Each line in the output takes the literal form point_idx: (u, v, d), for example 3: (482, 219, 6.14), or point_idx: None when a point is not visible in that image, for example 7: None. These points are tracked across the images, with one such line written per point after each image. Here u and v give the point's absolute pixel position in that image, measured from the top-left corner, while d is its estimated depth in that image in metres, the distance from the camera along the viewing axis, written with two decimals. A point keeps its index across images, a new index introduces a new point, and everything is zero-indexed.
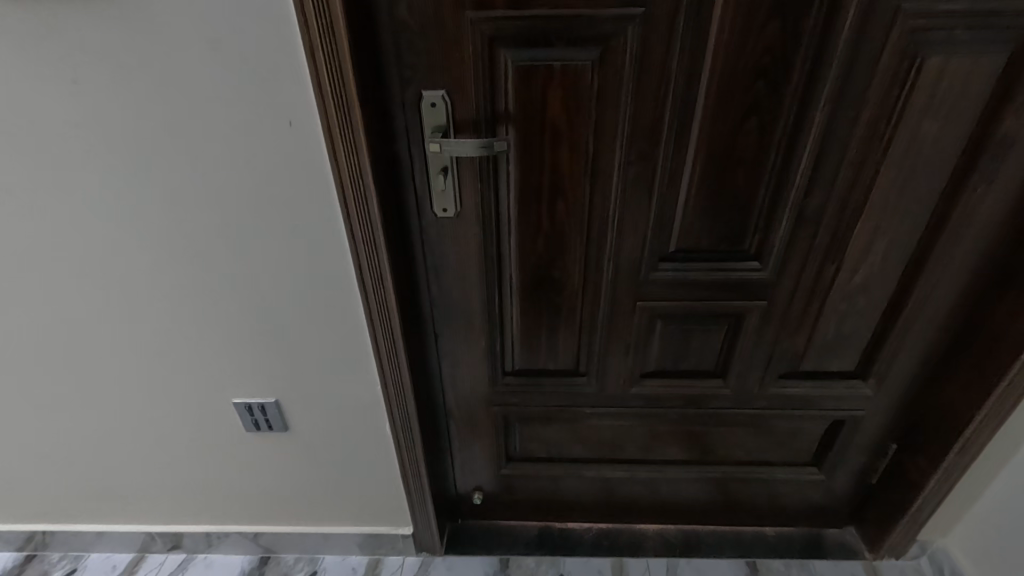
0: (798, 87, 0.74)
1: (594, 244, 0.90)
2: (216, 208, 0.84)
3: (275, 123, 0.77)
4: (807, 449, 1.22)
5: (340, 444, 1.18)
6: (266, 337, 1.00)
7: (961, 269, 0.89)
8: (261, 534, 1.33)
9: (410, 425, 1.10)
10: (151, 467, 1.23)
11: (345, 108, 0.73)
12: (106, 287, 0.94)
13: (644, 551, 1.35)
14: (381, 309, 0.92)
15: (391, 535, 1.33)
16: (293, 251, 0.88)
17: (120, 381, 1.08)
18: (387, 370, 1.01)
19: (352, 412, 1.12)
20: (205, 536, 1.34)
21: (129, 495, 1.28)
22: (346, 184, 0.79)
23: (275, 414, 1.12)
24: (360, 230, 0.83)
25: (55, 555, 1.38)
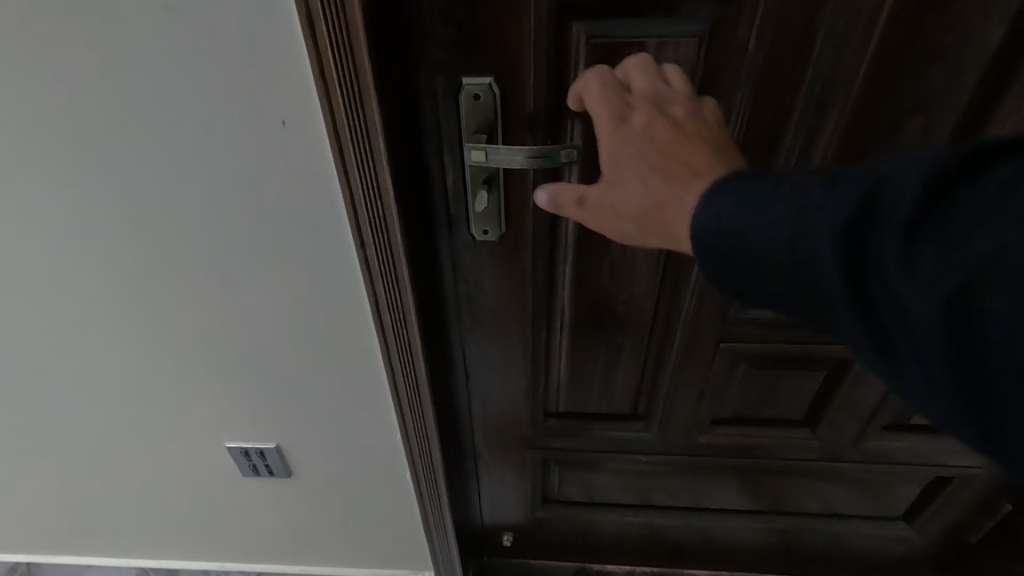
0: (983, 75, 0.54)
1: (671, 275, 0.72)
2: (196, 227, 0.67)
3: (266, 122, 0.58)
4: (897, 500, 1.06)
5: (353, 488, 1.02)
6: (266, 373, 0.84)
7: None
8: (266, 571, 1.20)
9: (434, 474, 0.93)
10: (140, 503, 1.09)
11: (358, 105, 0.53)
12: (71, 314, 0.78)
13: None
14: (403, 353, 0.74)
15: None
16: (294, 278, 0.71)
17: (99, 416, 0.93)
18: (408, 418, 0.83)
19: (368, 456, 0.96)
20: (205, 573, 1.21)
21: (120, 530, 1.15)
22: (358, 206, 0.59)
23: (276, 459, 0.98)
24: (377, 262, 0.64)
25: None
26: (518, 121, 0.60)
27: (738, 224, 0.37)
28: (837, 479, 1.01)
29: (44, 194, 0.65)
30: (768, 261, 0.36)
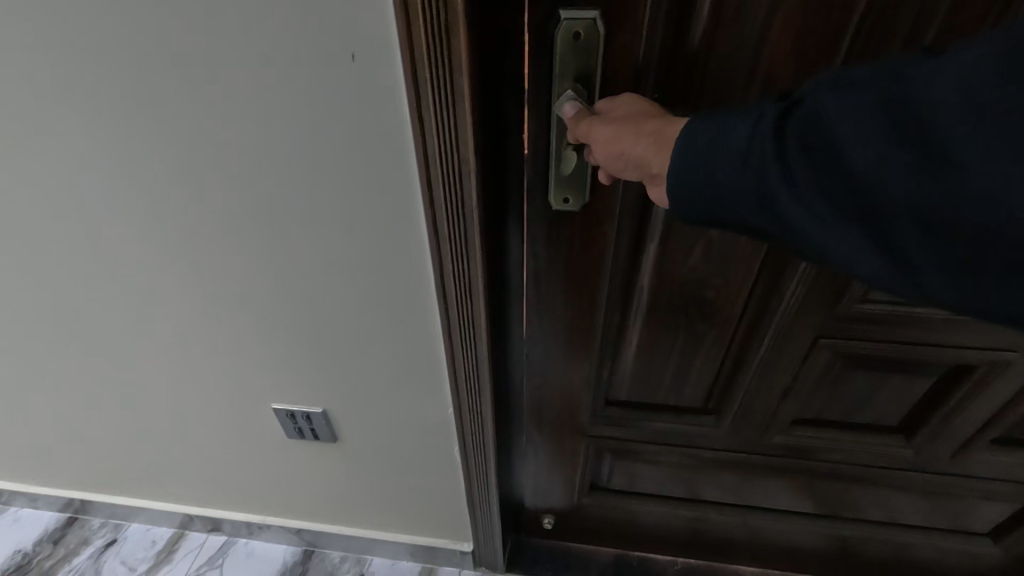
0: None
1: (776, 259, 0.61)
2: (257, 173, 0.64)
3: (339, 60, 0.54)
4: (986, 517, 0.95)
5: (398, 457, 0.99)
6: (318, 333, 0.81)
7: None
8: (305, 528, 1.20)
9: (484, 452, 0.89)
10: (186, 452, 1.09)
11: (444, 47, 0.45)
12: (128, 256, 0.76)
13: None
14: (466, 327, 0.67)
15: (447, 548, 1.17)
16: (353, 234, 0.68)
17: (150, 364, 0.92)
18: (463, 394, 0.78)
19: (415, 425, 0.92)
20: (246, 524, 1.22)
21: (167, 477, 1.17)
22: (432, 165, 0.52)
23: (322, 424, 0.95)
24: (447, 228, 0.57)
25: (95, 520, 1.31)
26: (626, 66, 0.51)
27: (707, 139, 0.39)
28: (922, 493, 0.91)
29: (112, 123, 0.62)
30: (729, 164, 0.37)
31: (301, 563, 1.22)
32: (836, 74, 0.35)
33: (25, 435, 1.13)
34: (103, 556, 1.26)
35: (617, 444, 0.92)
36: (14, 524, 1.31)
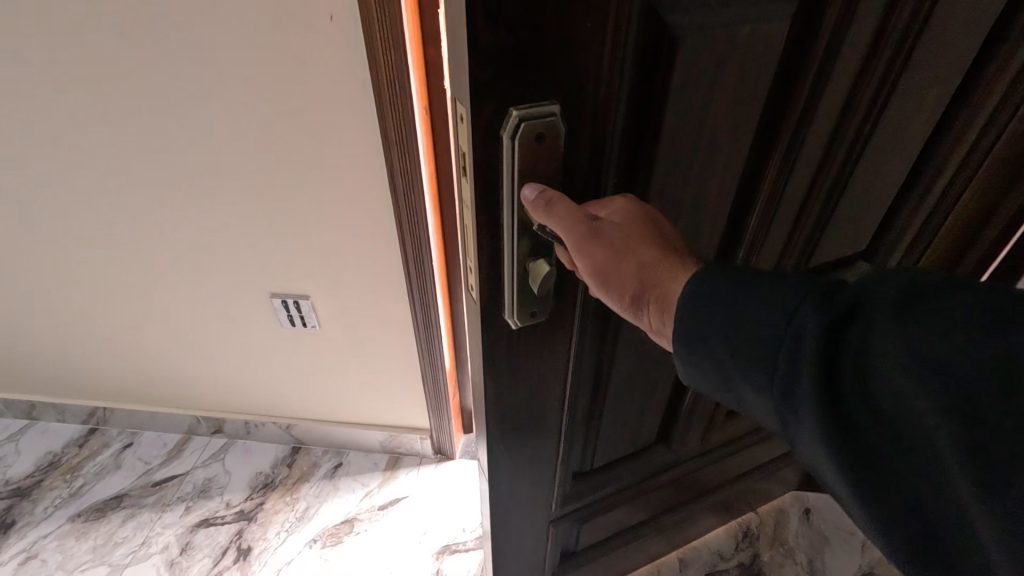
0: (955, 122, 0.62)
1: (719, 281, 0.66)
2: (257, 106, 0.89)
3: (316, 21, 0.80)
4: None
5: (368, 338, 1.25)
6: (301, 238, 1.07)
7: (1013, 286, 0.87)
8: (294, 425, 1.46)
9: (432, 329, 1.18)
10: (194, 353, 1.34)
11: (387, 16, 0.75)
12: (156, 178, 1.01)
13: None
14: (412, 216, 0.98)
15: (410, 438, 1.44)
16: (328, 154, 0.94)
17: (170, 272, 1.17)
18: (414, 276, 1.08)
19: (377, 294, 1.16)
20: (244, 424, 1.48)
21: (178, 382, 1.42)
22: (385, 96, 0.83)
23: (310, 311, 1.20)
24: (398, 140, 0.88)
25: (114, 429, 1.55)
26: (588, 143, 0.44)
27: (739, 317, 0.38)
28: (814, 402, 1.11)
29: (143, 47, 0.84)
30: (760, 356, 0.36)
31: (290, 456, 1.48)
32: (911, 287, 0.31)
33: (56, 346, 1.37)
34: (122, 454, 1.50)
35: (600, 507, 0.90)
36: (45, 433, 1.55)
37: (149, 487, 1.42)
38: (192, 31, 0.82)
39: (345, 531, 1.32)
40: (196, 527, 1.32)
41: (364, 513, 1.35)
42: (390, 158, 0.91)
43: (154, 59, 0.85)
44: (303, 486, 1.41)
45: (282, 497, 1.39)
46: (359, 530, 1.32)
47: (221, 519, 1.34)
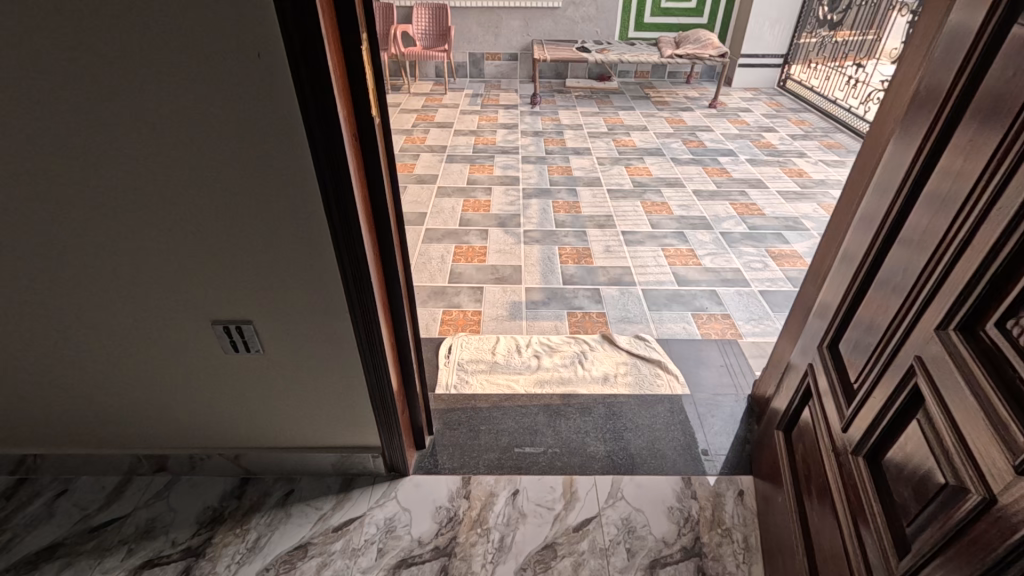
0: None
1: None
2: (187, 138, 0.92)
3: (243, 55, 0.83)
4: (804, 429, 1.29)
5: (316, 360, 1.26)
6: (239, 264, 1.09)
7: (852, 264, 1.12)
8: (241, 456, 1.44)
9: (377, 342, 1.22)
10: (131, 389, 1.32)
11: (309, 49, 0.82)
12: (84, 211, 1.01)
13: (592, 469, 1.51)
14: (346, 232, 1.03)
15: (362, 457, 1.45)
16: (261, 181, 0.97)
17: (102, 307, 1.16)
18: (351, 292, 1.12)
19: (319, 317, 1.18)
20: (189, 458, 1.45)
21: (119, 421, 1.38)
22: (310, 122, 0.89)
23: (251, 335, 1.21)
24: (326, 161, 0.93)
25: (46, 477, 1.48)
26: None
27: None
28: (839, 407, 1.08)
29: (71, 78, 0.86)
30: None
31: (239, 487, 1.46)
32: None
33: None
34: (56, 502, 1.43)
35: None
36: None
37: (87, 533, 1.36)
38: (123, 63, 0.84)
39: (298, 557, 1.31)
40: (140, 569, 1.28)
41: (317, 537, 1.35)
42: (316, 180, 0.96)
43: (82, 90, 0.87)
44: (253, 516, 1.39)
45: (231, 530, 1.36)
46: (312, 555, 1.31)
47: (167, 559, 1.30)
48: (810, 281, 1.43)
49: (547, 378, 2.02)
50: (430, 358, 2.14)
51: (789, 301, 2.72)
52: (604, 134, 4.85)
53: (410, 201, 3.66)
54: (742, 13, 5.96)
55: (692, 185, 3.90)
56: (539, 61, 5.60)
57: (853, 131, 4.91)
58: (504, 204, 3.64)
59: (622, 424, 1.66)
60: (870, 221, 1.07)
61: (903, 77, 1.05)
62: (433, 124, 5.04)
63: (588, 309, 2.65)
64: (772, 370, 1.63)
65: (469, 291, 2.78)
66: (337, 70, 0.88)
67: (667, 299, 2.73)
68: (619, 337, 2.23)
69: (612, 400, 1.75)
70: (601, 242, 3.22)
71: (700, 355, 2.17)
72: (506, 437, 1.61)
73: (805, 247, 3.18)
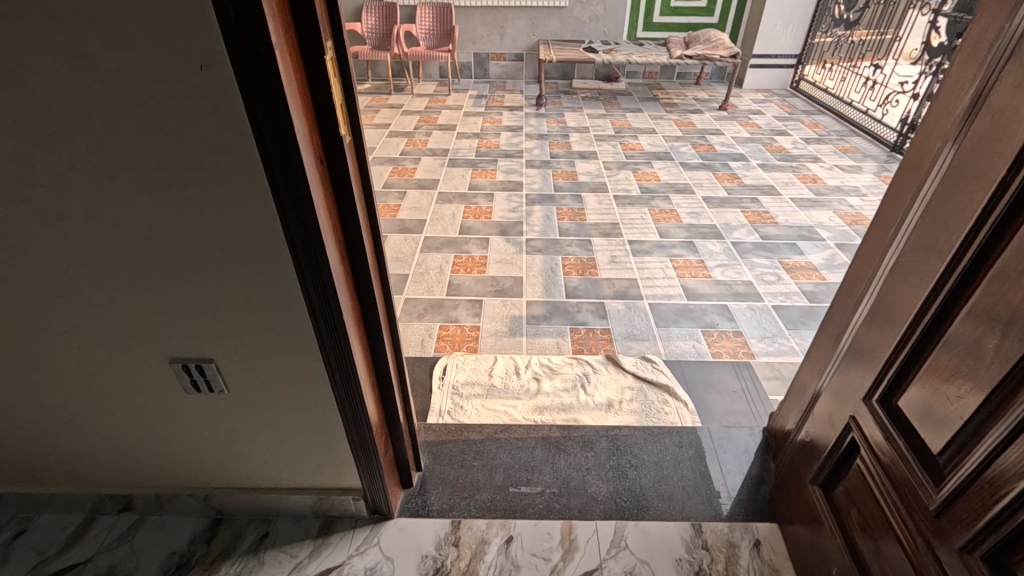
0: None
1: None
2: (128, 162, 0.80)
3: (186, 70, 0.71)
4: (846, 485, 1.12)
5: (289, 400, 1.14)
6: (199, 298, 0.98)
7: (901, 299, 0.97)
8: (212, 496, 1.33)
9: (355, 377, 1.10)
10: (90, 427, 1.20)
11: (261, 69, 0.70)
12: (22, 241, 0.90)
13: (593, 513, 1.39)
14: (314, 264, 0.90)
15: (342, 499, 1.33)
16: (216, 210, 0.86)
17: (51, 342, 1.05)
18: (324, 327, 1.00)
19: (289, 356, 1.06)
20: (156, 498, 1.34)
21: (78, 459, 1.27)
22: (267, 146, 0.77)
23: (213, 373, 1.05)
24: (287, 188, 0.81)
25: (5, 515, 1.38)
26: None
27: None
28: (909, 475, 0.90)
29: None
30: None
31: (210, 530, 1.35)
32: None
33: None
34: (13, 544, 1.33)
35: None
36: None
37: None
38: (50, 75, 0.73)
39: None
40: None
41: None
42: (279, 207, 0.84)
43: (6, 106, 0.75)
44: (223, 564, 1.28)
45: None
46: None
47: None
48: (838, 310, 1.29)
49: (547, 404, 1.90)
50: (424, 380, 2.02)
51: (805, 317, 2.58)
52: (611, 137, 4.71)
53: (409, 207, 3.54)
54: (754, 13, 5.80)
55: (702, 192, 3.75)
56: (545, 62, 5.46)
57: (870, 134, 4.73)
58: (507, 210, 3.51)
59: (627, 460, 1.53)
60: (926, 252, 0.91)
61: (956, 81, 0.91)
62: (436, 127, 4.92)
63: (592, 325, 2.52)
64: (792, 399, 1.49)
65: (468, 304, 2.65)
66: (298, 79, 0.75)
67: (676, 314, 2.59)
68: (624, 358, 2.10)
69: (616, 433, 1.62)
70: (607, 252, 3.09)
71: (711, 379, 2.03)
72: (500, 475, 1.49)
73: (821, 260, 3.02)
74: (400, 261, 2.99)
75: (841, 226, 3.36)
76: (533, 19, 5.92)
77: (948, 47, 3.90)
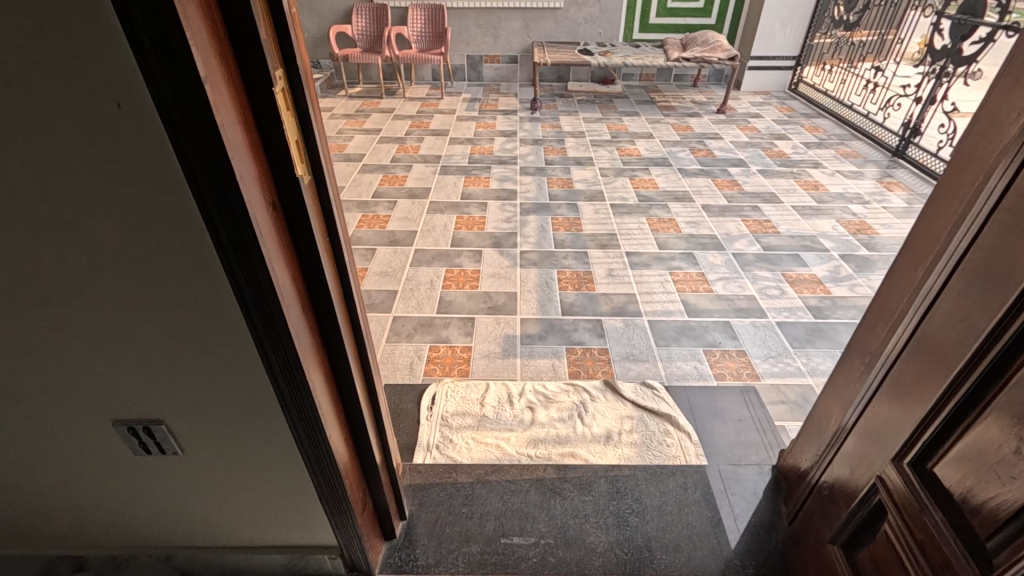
0: None
1: None
2: (37, 217, 0.67)
3: (99, 112, 0.58)
4: (874, 551, 1.01)
5: (253, 467, 1.01)
6: (137, 366, 0.84)
7: (942, 352, 0.85)
8: (174, 556, 1.21)
9: (326, 440, 0.97)
10: (32, 492, 1.08)
11: (190, 116, 0.57)
12: None
13: (591, 569, 1.28)
14: (271, 329, 0.77)
15: (317, 558, 1.22)
16: (149, 272, 0.72)
17: None
18: (287, 393, 0.87)
19: (250, 424, 0.93)
20: (113, 559, 1.22)
21: (23, 521, 1.15)
22: (207, 201, 0.64)
23: (165, 436, 0.93)
24: (233, 248, 0.68)
25: None
26: None
27: None
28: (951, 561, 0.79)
29: None
30: None
31: None
32: None
33: None
34: None
35: None
36: None
37: None
38: None
39: None
40: None
41: None
42: (225, 267, 0.70)
43: None
44: None
45: None
46: None
47: None
48: (858, 349, 1.19)
49: (542, 436, 1.79)
50: (411, 410, 1.90)
51: (811, 335, 2.47)
52: (607, 142, 4.60)
53: (399, 217, 3.42)
54: (752, 13, 5.69)
55: (701, 199, 3.65)
56: (539, 65, 5.34)
57: (871, 138, 4.63)
58: (500, 220, 3.40)
59: (627, 505, 1.42)
60: (973, 302, 0.80)
61: (1005, 106, 0.79)
62: (428, 132, 4.80)
63: (589, 345, 2.41)
64: (806, 437, 1.38)
65: (460, 322, 2.54)
66: (240, 117, 0.63)
67: (676, 332, 2.48)
68: (624, 384, 1.98)
69: (615, 473, 1.51)
70: (604, 265, 2.98)
71: (715, 407, 1.93)
72: (491, 523, 1.37)
73: (825, 272, 2.92)
74: (390, 276, 2.87)
75: (844, 235, 3.26)
76: (528, 21, 5.80)
77: (952, 50, 3.80)
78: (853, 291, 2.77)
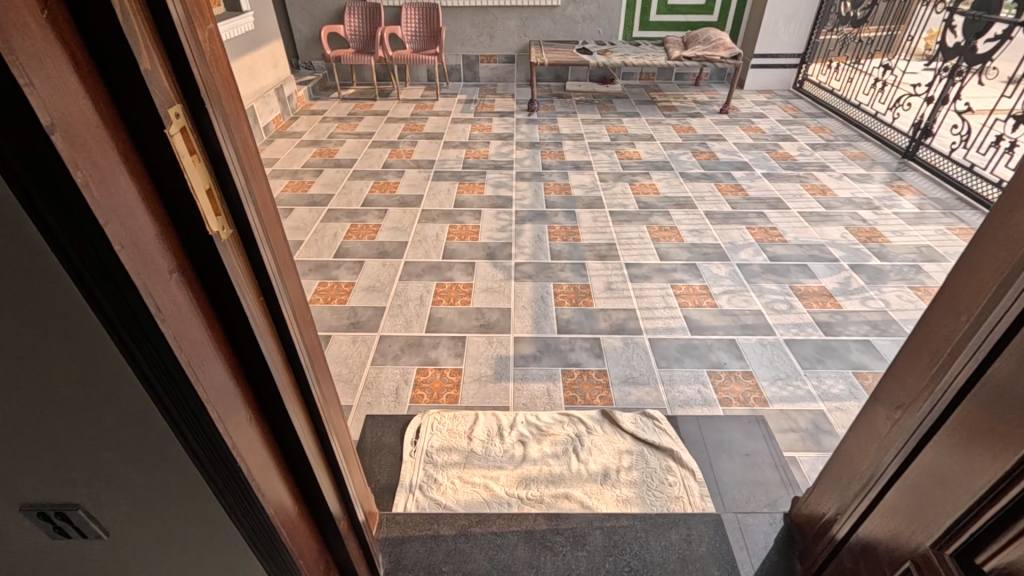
0: None
1: None
2: None
3: None
4: None
5: (195, 549, 0.87)
6: (30, 460, 0.67)
7: (1001, 420, 0.71)
8: None
9: (271, 517, 0.84)
10: None
11: (45, 173, 0.44)
12: None
13: None
14: (188, 411, 0.64)
15: None
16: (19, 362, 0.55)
17: None
18: (218, 476, 0.73)
19: (185, 507, 0.79)
20: None
21: None
22: (85, 275, 0.50)
23: (84, 523, 0.79)
24: (126, 326, 0.54)
25: None
26: None
27: None
28: None
29: None
30: None
31: None
32: None
33: None
34: None
35: None
36: None
37: None
38: None
39: None
40: None
41: None
42: (118, 348, 0.56)
43: None
44: None
45: None
46: None
47: None
48: (885, 396, 1.04)
49: (534, 475, 1.65)
50: (394, 445, 1.77)
51: (821, 354, 2.33)
52: (606, 145, 4.46)
53: (389, 227, 3.28)
54: (756, 9, 5.52)
55: (704, 206, 3.50)
56: (536, 64, 5.19)
57: (879, 139, 4.47)
58: (494, 230, 3.26)
59: (626, 562, 1.29)
60: None
61: None
62: (421, 135, 4.66)
63: (587, 367, 2.27)
64: (826, 485, 1.24)
65: (450, 341, 2.40)
66: (123, 167, 0.49)
67: (679, 352, 2.34)
68: (622, 414, 1.85)
69: (612, 524, 1.38)
70: (603, 278, 2.84)
71: (721, 439, 1.79)
72: None
73: (835, 284, 2.78)
74: (377, 291, 2.74)
75: (854, 244, 3.11)
76: (525, 19, 5.65)
77: (966, 48, 3.64)
78: (865, 305, 2.62)
